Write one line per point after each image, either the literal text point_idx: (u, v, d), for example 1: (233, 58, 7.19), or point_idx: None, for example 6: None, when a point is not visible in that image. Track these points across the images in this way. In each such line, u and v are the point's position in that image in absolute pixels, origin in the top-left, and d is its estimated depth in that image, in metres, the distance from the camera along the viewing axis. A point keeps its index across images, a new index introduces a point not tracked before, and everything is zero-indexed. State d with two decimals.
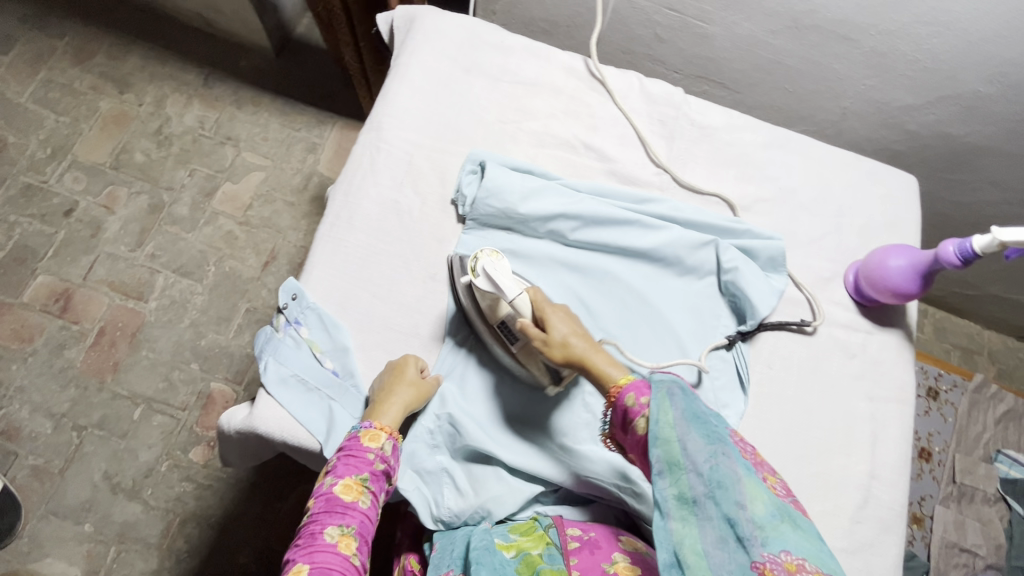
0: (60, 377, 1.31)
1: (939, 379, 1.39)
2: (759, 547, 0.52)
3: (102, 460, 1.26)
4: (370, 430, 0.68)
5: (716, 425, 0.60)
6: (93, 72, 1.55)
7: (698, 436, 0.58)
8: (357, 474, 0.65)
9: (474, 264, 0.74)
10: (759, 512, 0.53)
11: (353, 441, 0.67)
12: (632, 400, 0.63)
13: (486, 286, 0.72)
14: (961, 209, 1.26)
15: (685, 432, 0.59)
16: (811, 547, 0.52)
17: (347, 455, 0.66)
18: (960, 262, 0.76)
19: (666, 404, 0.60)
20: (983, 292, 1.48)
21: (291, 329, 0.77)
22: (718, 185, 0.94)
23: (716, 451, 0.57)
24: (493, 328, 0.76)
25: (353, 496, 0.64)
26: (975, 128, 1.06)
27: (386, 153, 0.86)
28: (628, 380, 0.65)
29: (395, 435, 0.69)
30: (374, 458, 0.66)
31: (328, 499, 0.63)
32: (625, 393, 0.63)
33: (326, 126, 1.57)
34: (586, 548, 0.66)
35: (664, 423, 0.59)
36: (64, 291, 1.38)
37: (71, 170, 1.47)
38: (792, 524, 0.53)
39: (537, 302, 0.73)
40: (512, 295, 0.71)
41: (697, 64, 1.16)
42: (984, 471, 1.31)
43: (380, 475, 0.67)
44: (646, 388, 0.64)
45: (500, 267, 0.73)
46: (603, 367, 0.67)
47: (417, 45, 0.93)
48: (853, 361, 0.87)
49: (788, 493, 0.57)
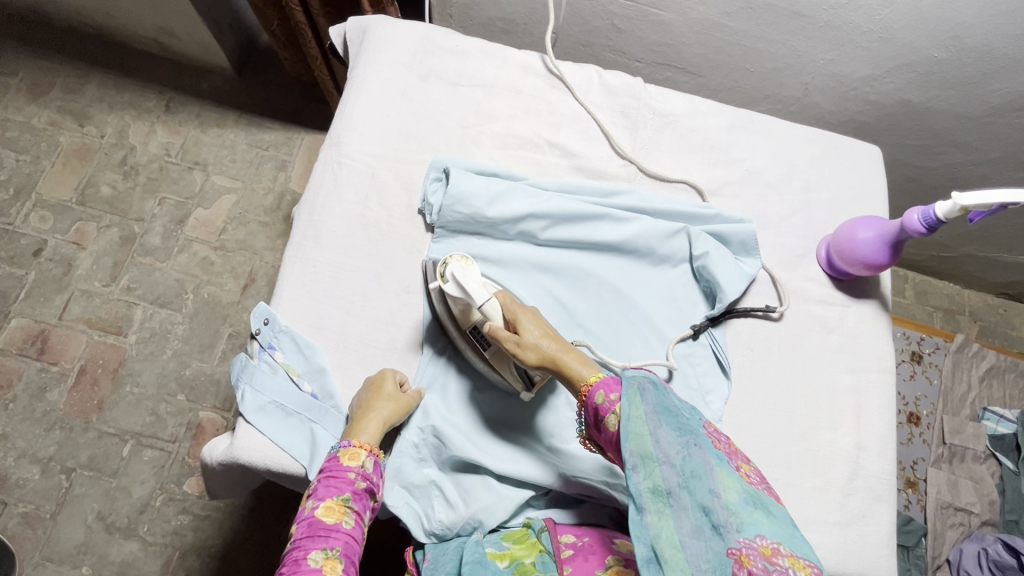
0: (43, 421, 1.29)
1: (922, 343, 1.41)
2: (734, 533, 0.54)
3: (93, 501, 1.24)
4: (348, 449, 0.68)
5: (686, 418, 0.62)
6: (51, 107, 1.52)
7: (670, 428, 0.60)
8: (339, 495, 0.64)
9: (444, 270, 0.74)
10: (733, 500, 0.55)
11: (333, 462, 0.67)
12: (602, 398, 0.63)
13: (456, 291, 0.72)
14: (929, 174, 1.28)
15: (656, 427, 0.60)
16: (784, 530, 0.54)
17: (327, 477, 0.65)
18: (925, 229, 0.77)
19: (637, 399, 0.61)
20: (959, 253, 1.50)
21: (266, 354, 0.76)
22: (686, 172, 0.94)
23: (687, 443, 0.59)
24: (466, 334, 0.76)
25: (336, 517, 0.63)
26: (933, 93, 1.07)
27: (349, 168, 0.85)
28: (598, 378, 0.64)
29: (375, 451, 0.69)
30: (355, 476, 0.66)
31: (311, 523, 0.62)
32: (595, 392, 0.63)
33: (294, 143, 1.55)
34: (580, 555, 0.66)
35: (635, 419, 0.60)
36: (40, 332, 1.35)
37: (36, 209, 1.44)
38: (765, 510, 0.55)
39: (506, 304, 0.71)
40: (481, 300, 0.71)
41: (657, 51, 1.15)
42: (973, 430, 1.33)
43: (362, 493, 0.66)
44: (616, 385, 0.63)
45: (468, 271, 0.72)
46: (574, 366, 0.66)
47: (371, 56, 0.92)
48: (832, 335, 0.88)
49: (760, 479, 0.59)
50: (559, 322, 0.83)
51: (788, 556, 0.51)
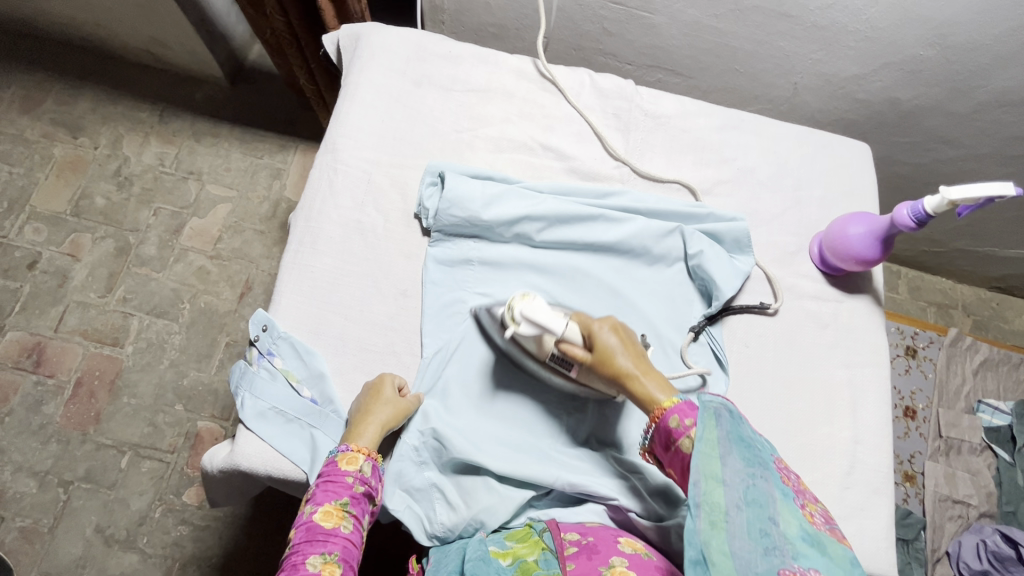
0: (40, 433, 1.28)
1: (916, 338, 1.42)
2: (789, 560, 0.53)
3: (92, 513, 1.23)
4: (346, 453, 0.68)
5: (759, 450, 0.60)
6: (44, 119, 1.52)
7: (738, 456, 0.59)
8: (336, 500, 0.65)
9: (511, 312, 0.73)
10: (791, 532, 0.55)
11: (331, 466, 0.67)
12: (676, 422, 0.62)
13: (530, 331, 0.72)
14: (918, 170, 1.29)
15: (726, 454, 0.59)
16: (841, 571, 0.53)
17: (325, 481, 0.66)
18: (915, 224, 0.78)
19: (710, 422, 0.61)
20: (950, 248, 1.52)
21: (265, 361, 0.76)
22: (678, 172, 0.95)
23: (754, 472, 0.58)
24: (546, 363, 0.77)
25: (334, 522, 0.64)
26: (920, 90, 1.09)
27: (344, 174, 0.86)
28: (671, 403, 0.64)
29: (373, 455, 0.69)
30: (353, 481, 0.66)
31: (309, 528, 0.63)
32: (669, 415, 0.63)
33: (289, 151, 1.56)
34: (583, 553, 0.65)
35: (708, 443, 0.59)
36: (36, 345, 1.34)
37: (30, 222, 1.43)
38: (824, 549, 0.54)
39: (584, 324, 0.72)
40: (559, 330, 0.71)
41: (648, 54, 1.17)
42: (968, 423, 1.34)
43: (361, 497, 0.67)
44: (692, 411, 0.63)
45: (535, 307, 0.72)
46: (649, 389, 0.66)
47: (364, 63, 0.92)
48: (826, 331, 0.89)
49: (825, 521, 0.58)
50: None
51: None
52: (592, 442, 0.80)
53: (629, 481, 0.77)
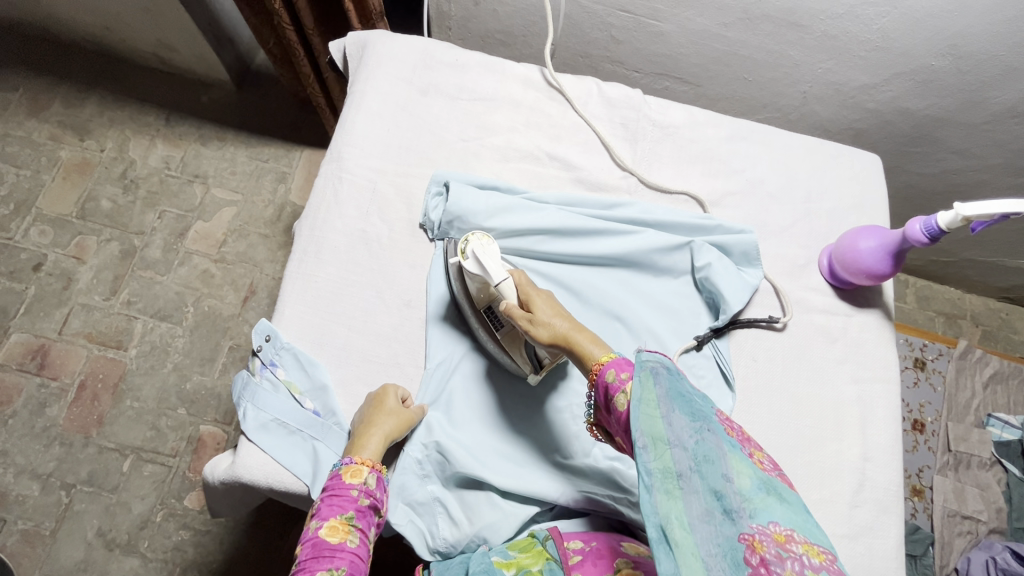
0: (43, 436, 1.28)
1: (924, 349, 1.40)
2: (747, 519, 0.52)
3: (94, 517, 1.23)
4: (350, 466, 0.67)
5: (699, 403, 0.59)
6: (51, 121, 1.52)
7: (682, 414, 0.57)
8: (342, 514, 0.64)
9: (463, 248, 0.75)
10: (746, 486, 0.54)
11: (336, 480, 0.66)
12: (613, 377, 0.61)
13: (475, 269, 0.73)
14: (929, 180, 1.28)
15: (668, 411, 0.57)
16: (797, 518, 0.53)
17: (330, 496, 0.65)
18: (927, 240, 0.77)
19: (648, 382, 0.59)
20: (960, 257, 1.50)
21: (267, 372, 0.76)
22: (686, 183, 0.94)
23: (700, 427, 0.57)
24: (480, 314, 0.78)
25: (339, 537, 0.62)
26: (932, 101, 1.07)
27: (350, 183, 0.85)
28: (609, 357, 0.63)
29: (377, 467, 0.69)
30: (357, 494, 0.65)
31: (315, 544, 0.62)
32: (605, 370, 0.62)
33: (294, 155, 1.56)
34: (588, 560, 0.64)
35: (647, 401, 0.57)
36: (40, 347, 1.34)
37: (36, 224, 1.43)
38: (778, 496, 0.54)
39: (521, 284, 0.72)
40: (499, 278, 0.72)
41: (655, 62, 1.16)
42: (978, 437, 1.33)
43: (366, 511, 0.65)
44: (628, 365, 0.61)
45: (488, 250, 0.74)
46: (585, 346, 0.65)
47: (370, 70, 0.92)
48: (835, 346, 0.87)
49: (774, 467, 0.57)
50: None
51: (802, 543, 0.51)
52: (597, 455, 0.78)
53: (635, 496, 0.74)
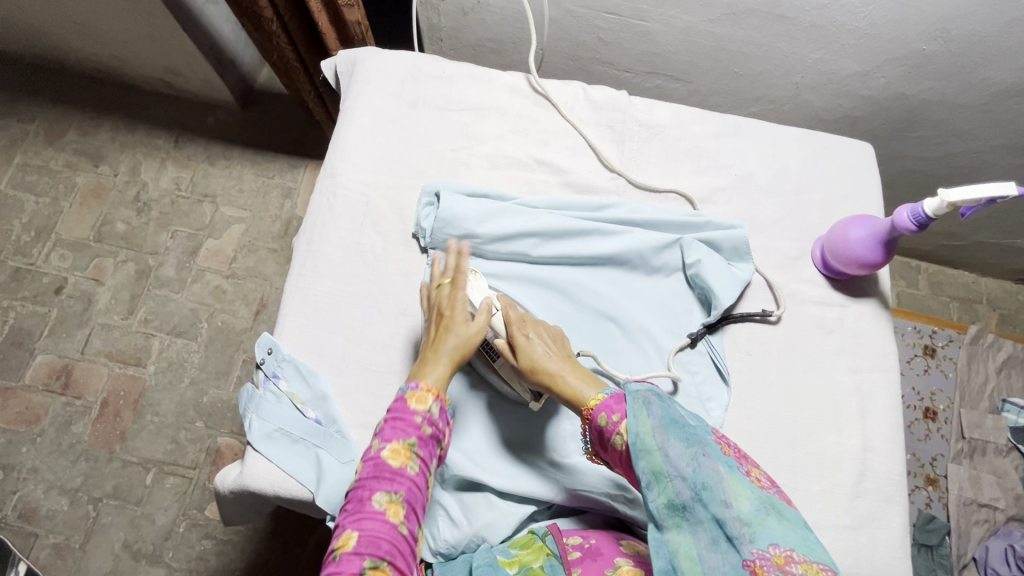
0: (70, 452, 1.33)
1: (934, 336, 1.38)
2: (748, 544, 0.52)
3: (120, 529, 1.28)
4: (416, 391, 0.69)
5: (694, 428, 0.60)
6: (66, 150, 1.58)
7: (677, 441, 0.58)
8: (404, 439, 0.65)
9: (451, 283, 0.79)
10: (745, 509, 0.53)
11: (400, 403, 0.68)
12: (605, 420, 0.63)
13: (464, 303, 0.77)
14: (930, 164, 1.26)
15: (665, 441, 0.58)
16: (799, 536, 0.52)
17: (395, 419, 0.67)
18: (916, 227, 0.77)
19: (642, 415, 0.60)
20: (970, 240, 1.47)
21: (271, 383, 0.78)
22: (674, 181, 0.95)
23: (697, 454, 0.57)
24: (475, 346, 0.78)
25: (402, 461, 0.64)
26: (926, 85, 1.06)
27: (343, 198, 0.88)
28: (598, 402, 0.64)
29: (441, 397, 0.70)
30: (420, 420, 0.67)
31: (377, 464, 0.64)
32: (596, 415, 0.63)
33: (299, 170, 1.60)
34: (587, 557, 0.65)
35: (644, 435, 0.59)
36: (64, 367, 1.40)
37: (57, 248, 1.49)
38: (777, 515, 0.53)
39: (506, 323, 0.74)
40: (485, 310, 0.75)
41: (645, 61, 1.17)
42: (992, 423, 1.30)
43: (427, 440, 0.67)
44: (617, 407, 0.63)
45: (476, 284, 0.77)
46: (576, 390, 0.67)
47: (361, 88, 0.94)
48: (832, 336, 0.87)
49: (772, 484, 0.57)
50: None
51: (802, 564, 0.49)
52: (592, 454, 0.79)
53: (631, 493, 0.75)
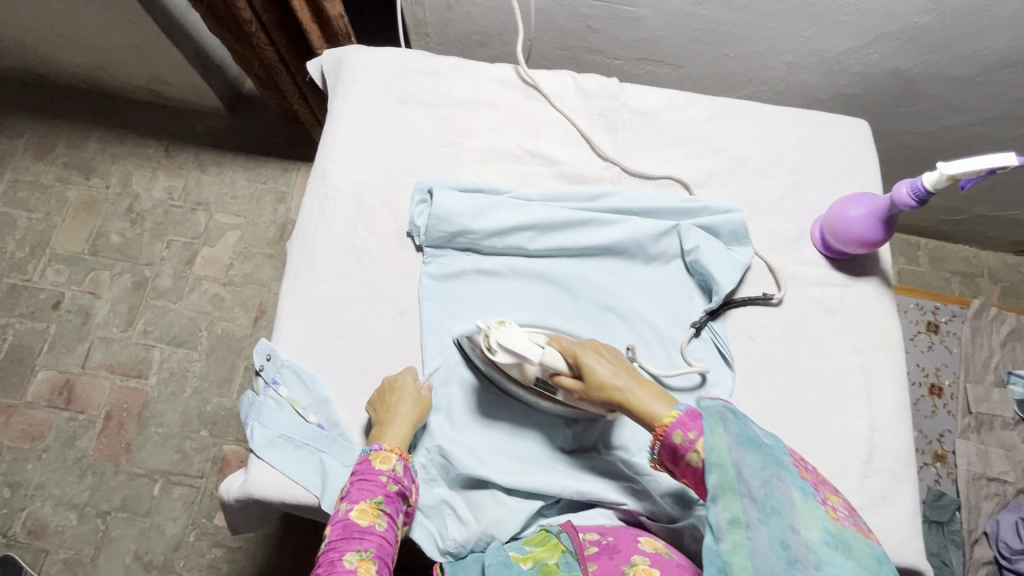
0: (76, 467, 1.33)
1: (937, 312, 1.37)
2: (813, 570, 0.52)
3: (130, 541, 1.28)
4: (380, 453, 0.71)
5: (770, 450, 0.60)
6: (57, 163, 1.57)
7: (753, 461, 0.58)
8: (372, 498, 0.67)
9: (486, 341, 0.71)
10: (813, 537, 0.54)
11: (365, 465, 0.70)
12: (681, 437, 0.61)
13: (509, 359, 0.70)
14: (926, 138, 1.25)
15: (741, 458, 0.58)
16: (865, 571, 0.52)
17: (361, 480, 0.69)
18: (915, 202, 0.76)
19: (719, 431, 0.59)
20: (970, 214, 1.46)
21: (271, 390, 0.78)
22: (669, 167, 0.94)
23: (770, 475, 0.57)
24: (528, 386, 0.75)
25: (369, 520, 0.66)
26: (920, 58, 1.05)
27: (335, 200, 0.87)
28: (671, 418, 0.61)
29: (405, 455, 0.72)
30: (386, 480, 0.69)
31: (346, 526, 0.66)
32: (671, 432, 0.61)
33: (292, 173, 1.59)
34: (604, 553, 0.65)
35: (720, 448, 0.58)
36: (66, 382, 1.39)
37: (52, 264, 1.48)
38: (846, 549, 0.54)
39: (563, 349, 0.70)
40: (536, 357, 0.69)
41: (635, 47, 1.15)
42: (999, 396, 1.30)
43: (394, 496, 0.69)
44: (693, 423, 0.61)
45: (510, 334, 0.70)
46: (647, 406, 0.63)
47: (347, 87, 0.93)
48: (834, 317, 0.87)
49: (846, 516, 0.57)
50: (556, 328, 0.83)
51: None
52: (599, 447, 0.79)
53: (637, 484, 0.76)
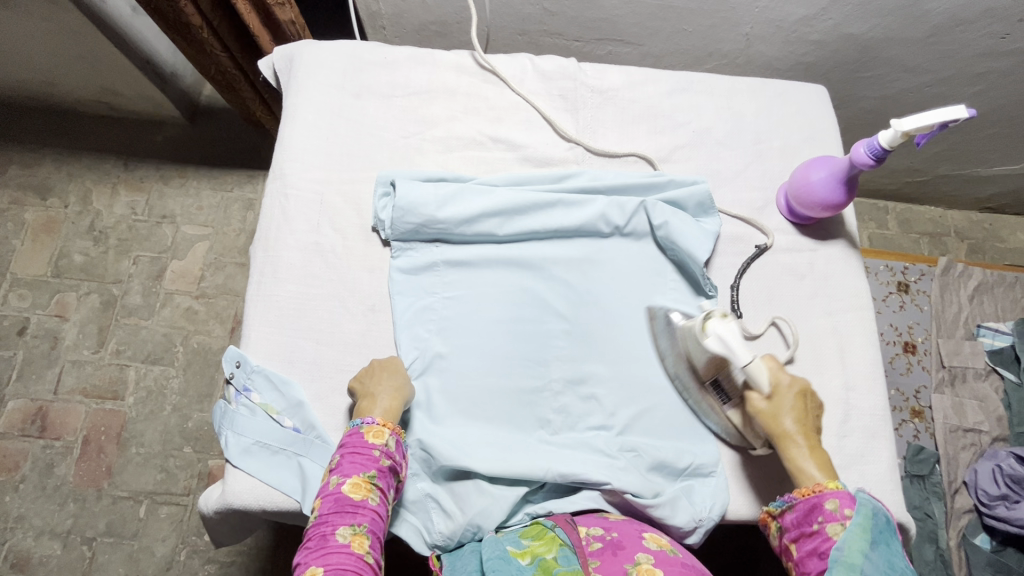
0: (55, 495, 1.29)
1: (906, 272, 1.40)
2: None
3: (118, 565, 1.25)
4: (373, 427, 0.69)
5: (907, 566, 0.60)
6: (11, 185, 1.51)
7: (886, 555, 0.60)
8: (365, 472, 0.66)
9: (705, 323, 0.75)
10: None
11: (356, 438, 0.68)
12: (834, 505, 0.64)
13: (719, 347, 0.73)
14: (885, 102, 1.27)
15: (873, 546, 0.60)
16: None
17: (352, 453, 0.67)
18: (873, 161, 0.77)
19: (868, 516, 0.62)
20: (934, 174, 1.49)
21: (242, 397, 0.76)
22: (632, 144, 0.94)
23: None
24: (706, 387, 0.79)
25: (362, 494, 0.64)
26: (872, 23, 1.06)
27: (296, 199, 0.85)
28: (834, 486, 0.65)
29: (398, 430, 0.70)
30: (379, 454, 0.67)
31: (337, 500, 0.64)
32: (829, 497, 0.64)
33: (257, 180, 1.55)
34: (608, 550, 0.64)
35: (860, 525, 0.61)
36: (38, 410, 1.35)
37: (13, 290, 1.43)
38: None
39: (772, 372, 0.73)
40: (744, 358, 0.72)
41: (594, 27, 1.14)
42: (970, 349, 1.33)
43: (386, 471, 0.68)
44: (851, 502, 0.64)
45: (730, 330, 0.73)
46: (810, 464, 0.68)
47: (300, 83, 0.91)
48: (804, 282, 0.88)
49: None
50: (530, 313, 0.82)
51: None
52: (579, 428, 0.79)
53: (620, 461, 0.76)
